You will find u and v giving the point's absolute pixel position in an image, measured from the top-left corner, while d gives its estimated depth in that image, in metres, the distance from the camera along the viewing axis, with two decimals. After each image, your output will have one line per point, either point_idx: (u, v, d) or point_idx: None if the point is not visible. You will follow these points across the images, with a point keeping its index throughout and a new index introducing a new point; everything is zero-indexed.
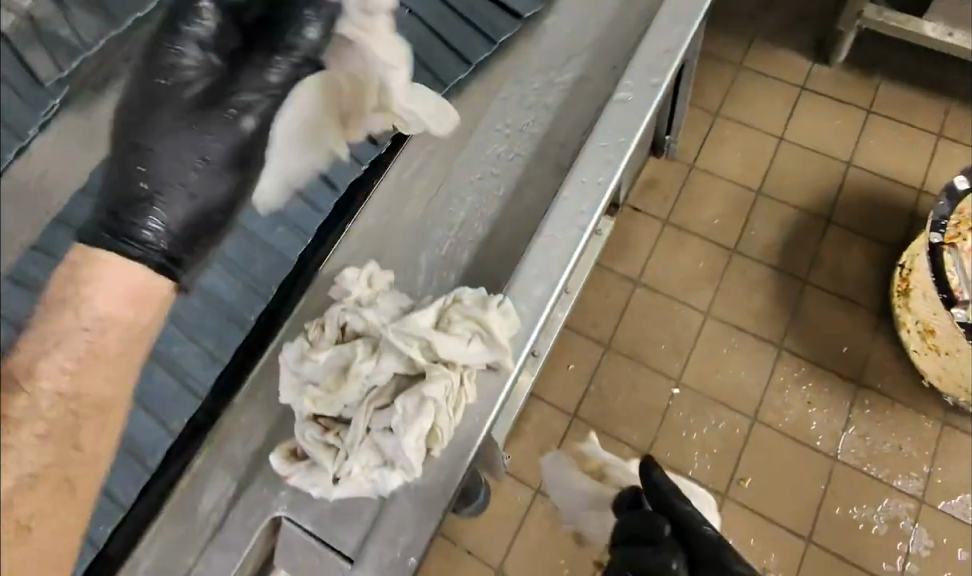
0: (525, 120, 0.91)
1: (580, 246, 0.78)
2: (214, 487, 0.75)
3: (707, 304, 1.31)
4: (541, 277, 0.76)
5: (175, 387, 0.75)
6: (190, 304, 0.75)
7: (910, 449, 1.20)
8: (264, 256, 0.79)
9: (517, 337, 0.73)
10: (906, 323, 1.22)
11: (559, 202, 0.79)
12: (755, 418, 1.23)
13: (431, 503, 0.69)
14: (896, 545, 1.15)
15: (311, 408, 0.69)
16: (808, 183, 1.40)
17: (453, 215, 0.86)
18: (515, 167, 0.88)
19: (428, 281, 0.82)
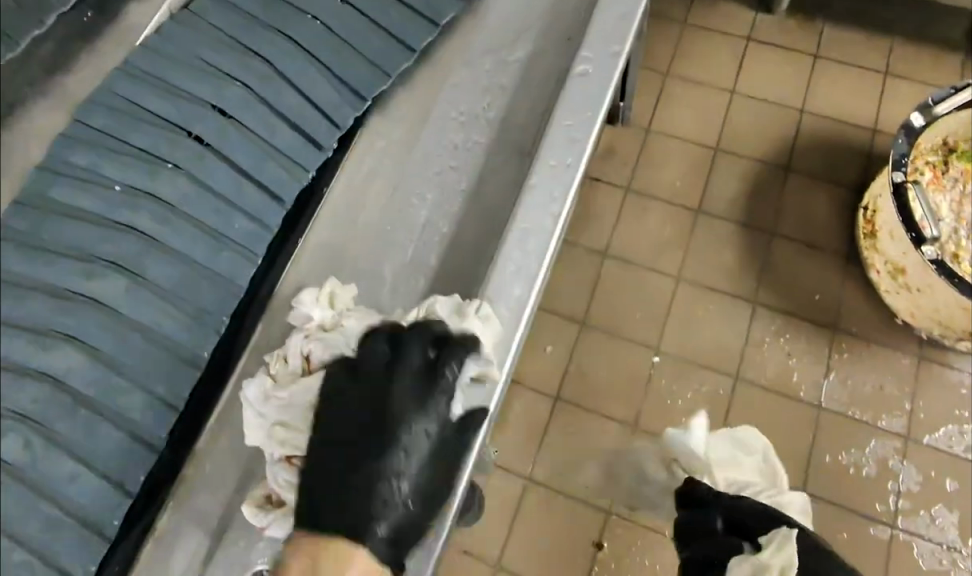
0: (481, 105, 0.88)
1: (555, 233, 0.75)
2: (185, 546, 0.71)
3: (678, 268, 1.31)
4: (519, 273, 0.74)
5: (124, 441, 0.66)
6: (128, 344, 0.66)
7: (891, 388, 1.22)
8: (211, 287, 0.70)
9: (499, 341, 0.71)
10: (875, 265, 1.23)
11: (529, 190, 0.77)
12: (738, 377, 1.23)
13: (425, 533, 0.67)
14: (888, 486, 1.16)
15: (285, 450, 0.68)
16: (764, 135, 1.39)
17: (414, 216, 0.83)
18: (478, 152, 0.86)
19: (395, 291, 0.80)
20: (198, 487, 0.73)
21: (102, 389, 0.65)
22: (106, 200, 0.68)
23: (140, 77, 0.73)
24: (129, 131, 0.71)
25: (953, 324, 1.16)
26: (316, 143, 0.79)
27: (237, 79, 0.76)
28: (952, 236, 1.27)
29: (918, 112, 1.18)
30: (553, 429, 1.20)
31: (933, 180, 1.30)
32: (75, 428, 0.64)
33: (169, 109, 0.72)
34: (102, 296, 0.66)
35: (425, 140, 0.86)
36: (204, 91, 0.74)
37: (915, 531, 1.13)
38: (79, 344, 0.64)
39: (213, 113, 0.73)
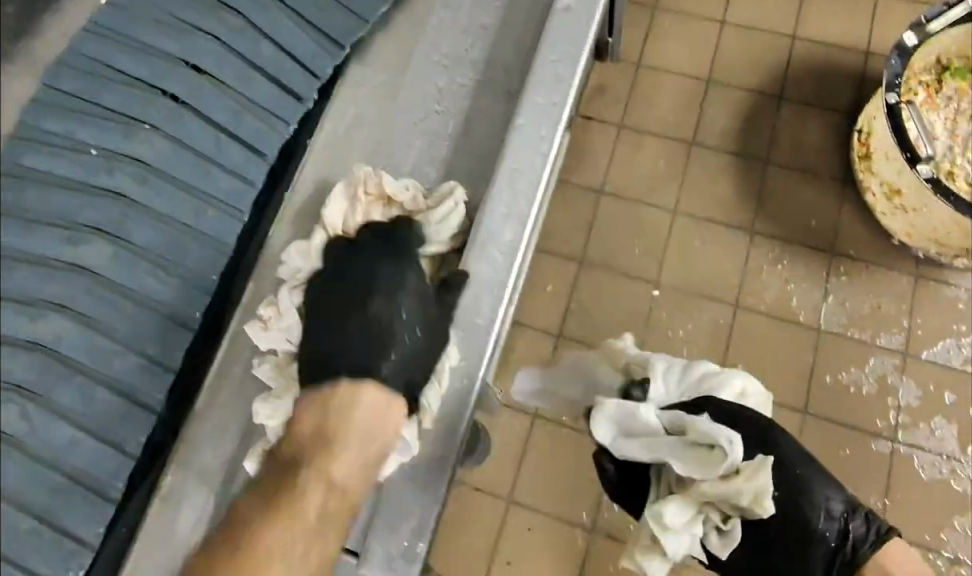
0: (464, 47, 0.89)
1: (546, 174, 0.79)
2: (190, 508, 0.77)
3: (674, 202, 1.32)
4: (510, 215, 0.78)
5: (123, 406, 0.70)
6: (116, 308, 0.70)
7: (889, 307, 1.24)
8: (197, 248, 0.74)
9: (494, 286, 0.77)
10: (870, 187, 1.24)
11: (517, 130, 0.80)
12: (738, 306, 1.25)
13: (431, 482, 0.73)
14: (888, 401, 1.19)
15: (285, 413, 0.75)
16: (755, 63, 1.39)
17: (403, 162, 0.85)
18: (464, 95, 0.87)
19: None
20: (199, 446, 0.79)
21: (96, 356, 0.69)
22: (83, 163, 0.70)
23: (105, 34, 0.74)
24: (99, 92, 0.72)
25: (948, 241, 1.18)
26: (295, 95, 0.81)
27: (208, 33, 0.77)
28: (947, 154, 1.27)
29: (912, 31, 1.17)
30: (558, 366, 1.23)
31: (927, 101, 1.30)
32: (68, 393, 0.67)
33: (138, 66, 0.74)
34: (89, 261, 0.69)
35: (406, 86, 0.87)
36: (175, 48, 0.75)
37: (916, 443, 1.17)
38: (66, 311, 0.68)
39: (185, 68, 0.75)
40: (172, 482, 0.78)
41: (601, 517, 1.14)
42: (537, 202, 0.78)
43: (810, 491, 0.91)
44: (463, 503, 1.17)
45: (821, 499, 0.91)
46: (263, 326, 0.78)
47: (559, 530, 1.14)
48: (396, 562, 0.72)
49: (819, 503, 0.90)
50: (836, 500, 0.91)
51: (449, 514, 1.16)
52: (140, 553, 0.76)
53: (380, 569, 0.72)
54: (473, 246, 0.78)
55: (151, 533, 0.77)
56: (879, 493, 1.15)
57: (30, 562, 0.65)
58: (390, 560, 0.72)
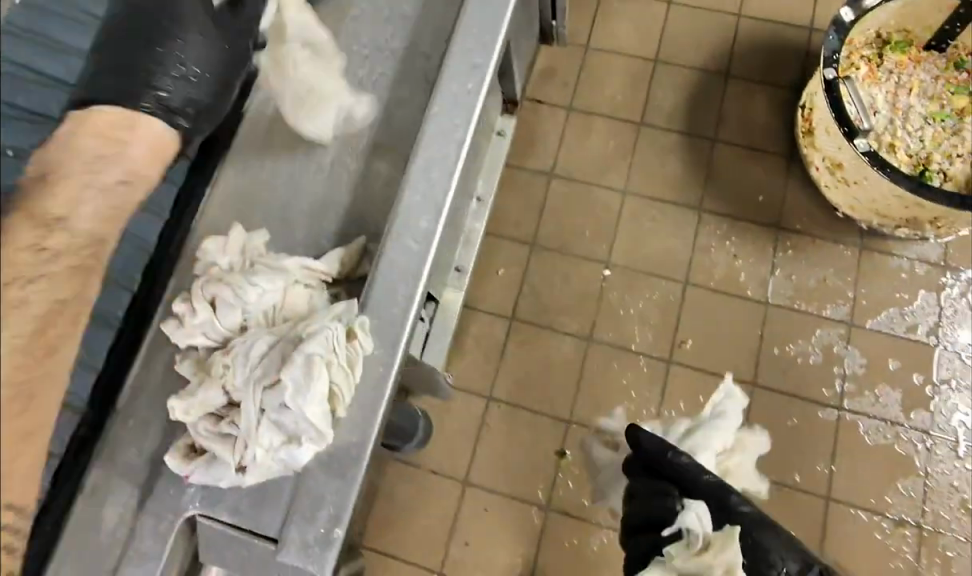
0: (385, 36, 0.90)
1: (462, 161, 0.80)
2: (114, 500, 0.75)
3: (623, 182, 1.33)
4: (426, 203, 0.79)
5: None
6: None
7: (835, 279, 1.26)
8: None
9: (409, 275, 0.77)
10: (814, 162, 1.26)
11: (432, 119, 0.81)
12: (687, 282, 1.27)
13: (345, 469, 0.72)
14: (833, 371, 1.22)
15: (198, 405, 0.72)
16: (701, 42, 1.40)
17: (321, 156, 0.86)
18: (383, 85, 0.89)
19: (305, 230, 0.83)
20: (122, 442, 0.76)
21: None
22: None
23: (17, 35, 0.71)
24: (12, 95, 0.69)
25: (889, 213, 1.20)
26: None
27: (121, 31, 0.74)
28: (888, 127, 1.29)
29: (847, 7, 1.19)
30: (512, 348, 1.25)
31: (868, 75, 1.31)
32: None
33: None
34: None
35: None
36: (89, 48, 0.73)
37: (860, 410, 1.20)
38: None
39: (100, 68, 0.73)
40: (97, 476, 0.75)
41: (556, 494, 1.17)
42: (451, 188, 0.79)
43: (761, 554, 0.92)
44: (422, 486, 1.19)
45: (770, 559, 0.92)
46: (178, 324, 0.76)
47: (515, 509, 1.17)
48: (312, 548, 0.70)
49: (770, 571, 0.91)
50: (791, 563, 0.91)
51: (407, 498, 1.18)
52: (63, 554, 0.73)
53: (296, 553, 0.70)
54: (389, 233, 0.78)
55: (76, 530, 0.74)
56: (825, 461, 1.18)
57: None
58: (309, 545, 0.70)
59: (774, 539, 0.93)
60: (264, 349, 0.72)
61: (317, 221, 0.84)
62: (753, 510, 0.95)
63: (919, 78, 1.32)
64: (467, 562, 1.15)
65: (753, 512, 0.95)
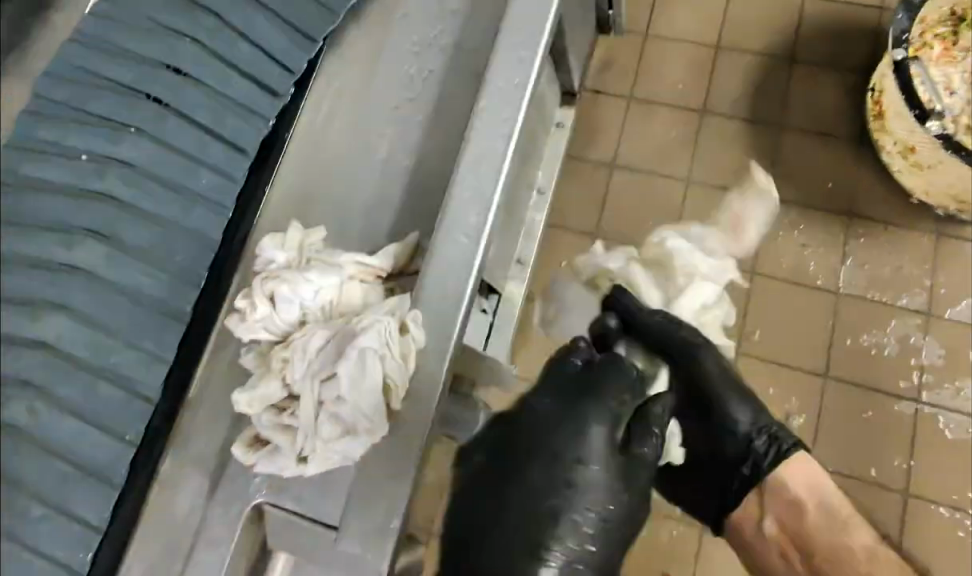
0: (432, 34, 0.88)
1: (508, 155, 0.78)
2: (188, 488, 0.76)
3: (686, 172, 1.31)
4: (475, 199, 0.76)
5: (122, 396, 0.69)
6: (110, 304, 0.68)
7: (910, 267, 1.22)
8: (185, 242, 0.72)
9: (461, 271, 0.75)
10: (885, 146, 1.21)
11: (479, 114, 0.79)
12: (753, 272, 1.24)
13: (401, 459, 0.71)
14: (911, 363, 1.17)
15: (259, 396, 0.71)
16: (765, 27, 1.36)
17: (375, 152, 0.85)
18: (434, 82, 0.87)
19: (362, 228, 0.83)
20: (192, 435, 0.77)
21: (94, 349, 0.67)
22: (75, 169, 0.67)
23: (91, 44, 0.71)
24: (85, 100, 0.69)
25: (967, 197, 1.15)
26: (272, 91, 0.79)
27: (185, 35, 0.74)
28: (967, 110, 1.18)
29: None
30: None
31: (943, 54, 1.21)
32: (71, 388, 0.65)
33: (122, 72, 0.71)
34: (85, 261, 0.66)
35: (380, 72, 0.87)
36: (155, 53, 0.73)
37: (940, 403, 1.15)
38: (70, 312, 0.66)
39: (167, 72, 0.73)
40: (170, 467, 0.76)
41: None
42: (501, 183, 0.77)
43: (716, 407, 1.01)
44: None
45: (727, 407, 1.00)
46: (241, 319, 0.74)
47: None
48: (370, 537, 0.70)
49: (722, 415, 1.00)
50: (744, 414, 1.00)
51: None
52: (140, 540, 0.74)
53: (357, 540, 0.70)
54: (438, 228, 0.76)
55: (154, 517, 0.75)
56: (903, 455, 1.14)
57: (49, 549, 0.65)
58: (369, 535, 0.70)
59: (733, 397, 1.00)
60: (320, 342, 0.71)
61: (369, 223, 0.83)
62: (719, 373, 1.01)
63: None
64: None
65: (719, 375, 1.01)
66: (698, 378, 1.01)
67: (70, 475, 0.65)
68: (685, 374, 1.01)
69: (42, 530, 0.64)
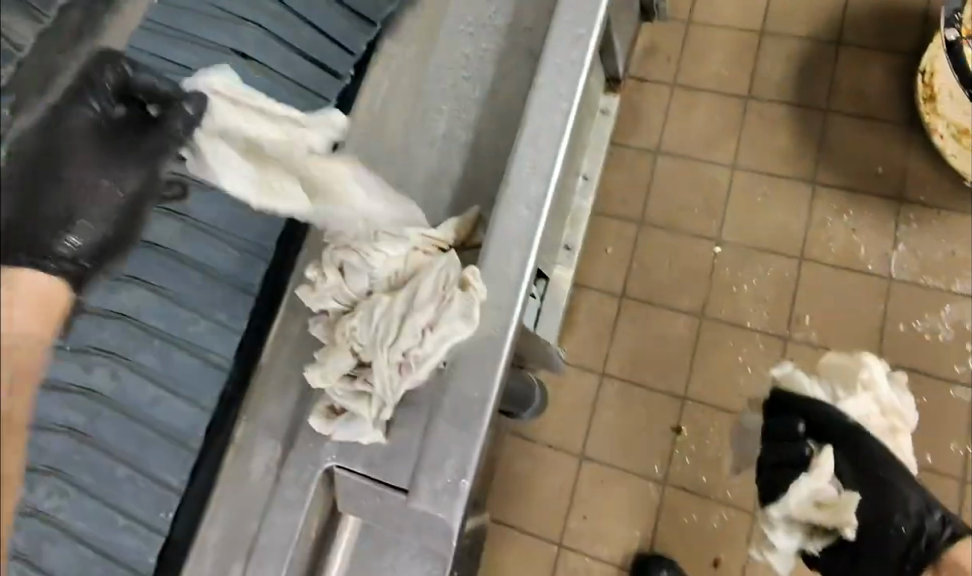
0: (488, 12, 0.88)
1: (567, 130, 0.78)
2: (262, 452, 0.74)
3: (733, 158, 1.30)
4: (534, 171, 0.77)
5: (199, 365, 0.71)
6: (184, 277, 0.71)
7: (964, 252, 1.19)
8: (252, 216, 0.74)
9: (523, 241, 0.75)
10: (937, 129, 1.19)
11: (537, 89, 0.79)
12: (802, 258, 1.23)
13: (470, 420, 0.69)
14: (965, 348, 1.15)
15: (329, 369, 0.70)
16: (811, 10, 1.35)
17: (434, 130, 0.85)
18: (489, 60, 0.87)
19: (424, 205, 0.83)
20: (267, 397, 0.75)
21: (169, 321, 0.70)
22: None
23: (154, 28, 0.74)
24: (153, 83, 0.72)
25: None
26: (333, 72, 0.82)
27: (247, 20, 0.76)
28: None
29: None
30: (622, 324, 1.23)
31: None
32: (150, 357, 0.70)
33: (189, 56, 0.73)
34: (158, 237, 0.71)
35: (437, 52, 0.87)
36: (220, 36, 0.75)
37: None
38: (144, 283, 0.70)
39: (234, 56, 0.75)
40: (243, 433, 0.74)
41: (673, 471, 1.15)
42: (560, 157, 0.77)
43: (895, 496, 0.87)
44: (536, 460, 1.19)
45: (898, 489, 0.87)
46: (310, 290, 0.74)
47: (631, 484, 1.15)
48: (441, 497, 0.68)
49: (895, 499, 0.87)
50: (916, 495, 0.87)
51: (523, 473, 1.19)
52: (216, 504, 0.73)
53: (427, 501, 0.68)
54: (500, 201, 0.76)
55: (228, 483, 0.74)
56: (960, 441, 1.12)
57: (132, 509, 0.69)
58: (438, 496, 0.68)
59: (899, 475, 0.88)
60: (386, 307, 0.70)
61: (432, 197, 0.83)
62: (889, 458, 0.89)
63: None
64: (587, 536, 1.15)
65: (880, 453, 0.88)
66: (866, 465, 0.88)
67: (149, 439, 0.70)
68: (856, 464, 0.88)
69: (123, 490, 0.69)
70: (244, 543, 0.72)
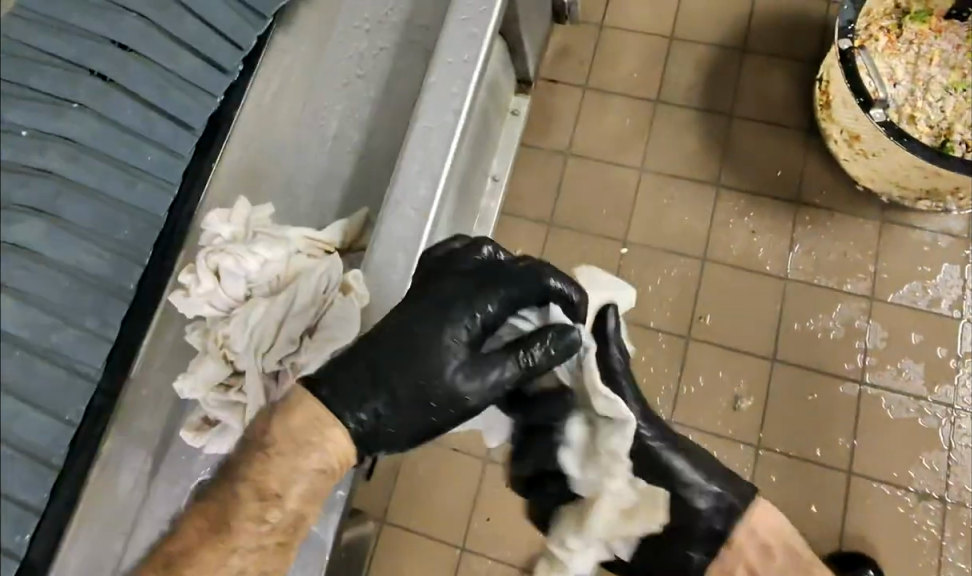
0: (384, 10, 0.88)
1: (458, 132, 0.78)
2: (130, 466, 0.75)
3: (640, 159, 1.33)
4: (423, 172, 0.77)
5: (65, 375, 0.67)
6: (53, 283, 0.66)
7: (853, 253, 1.25)
8: (130, 219, 0.71)
9: (406, 242, 0.75)
10: (832, 134, 1.24)
11: (429, 89, 0.79)
12: (705, 259, 1.26)
13: None
14: (855, 345, 1.21)
15: (202, 377, 0.71)
16: (717, 17, 1.38)
17: (325, 128, 0.85)
18: (385, 59, 0.86)
19: (312, 205, 0.83)
20: (137, 412, 0.76)
21: (35, 329, 0.65)
22: (10, 144, 0.65)
23: (36, 19, 0.70)
24: (26, 74, 0.67)
25: (909, 184, 1.18)
26: (219, 67, 0.79)
27: (133, 11, 0.73)
28: (908, 98, 1.22)
29: None
30: None
31: (889, 46, 1.24)
32: (10, 365, 0.64)
33: (63, 47, 0.70)
34: (21, 239, 0.64)
35: (331, 49, 0.87)
36: (99, 26, 0.71)
37: (883, 384, 1.19)
38: (7, 290, 0.64)
39: (114, 48, 0.71)
40: (113, 447, 0.75)
41: None
42: (450, 157, 0.77)
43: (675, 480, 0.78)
44: (441, 462, 1.20)
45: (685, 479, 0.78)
46: (185, 294, 0.72)
47: None
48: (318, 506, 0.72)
49: (685, 498, 0.77)
50: (706, 497, 0.77)
51: (428, 476, 1.19)
52: (81, 522, 0.73)
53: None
54: (385, 206, 0.76)
55: (95, 496, 0.74)
56: (847, 434, 1.17)
57: None
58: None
59: (661, 439, 0.80)
60: (264, 314, 0.71)
61: (321, 203, 0.83)
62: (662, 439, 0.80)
63: (940, 48, 1.23)
64: (490, 536, 1.16)
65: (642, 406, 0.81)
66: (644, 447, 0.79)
67: (9, 458, 0.64)
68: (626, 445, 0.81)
69: None
70: (109, 562, 0.72)
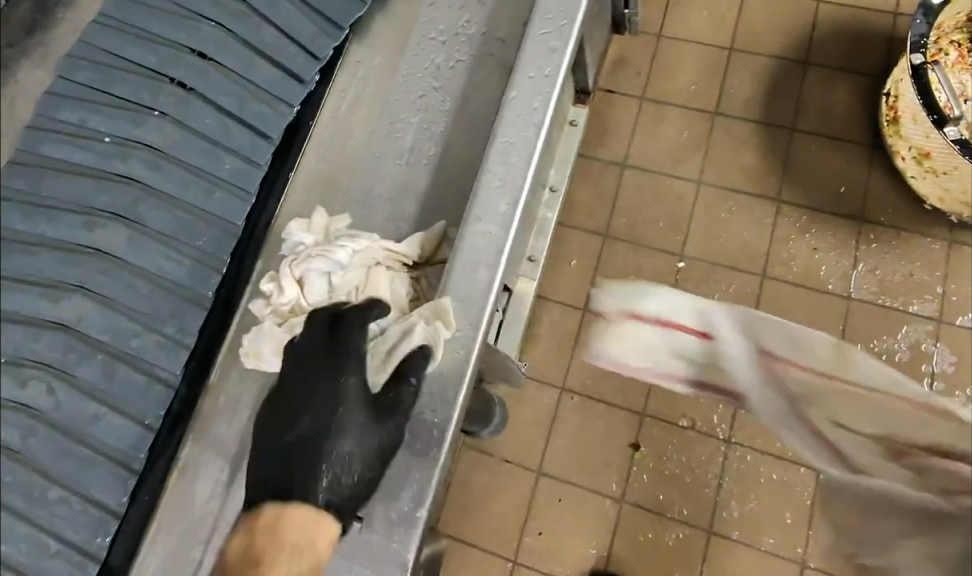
0: (460, 22, 0.86)
1: (539, 146, 0.76)
2: (207, 474, 0.76)
3: (698, 172, 1.30)
4: (503, 187, 0.75)
5: (142, 382, 0.69)
6: (134, 288, 0.68)
7: (922, 274, 1.21)
8: (209, 228, 0.72)
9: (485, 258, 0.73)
10: (900, 152, 1.19)
11: (510, 103, 0.77)
12: (765, 274, 1.24)
13: (429, 448, 0.69)
14: (921, 369, 1.17)
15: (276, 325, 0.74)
16: (782, 29, 1.35)
17: (401, 141, 0.84)
18: (461, 71, 0.85)
19: (389, 219, 0.82)
20: (215, 418, 0.77)
21: (115, 333, 0.67)
22: (98, 152, 0.68)
23: (114, 26, 0.72)
24: (109, 83, 0.70)
25: None
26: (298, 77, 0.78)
27: (209, 19, 0.73)
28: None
29: None
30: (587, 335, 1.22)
31: (959, 61, 1.19)
32: (92, 371, 0.66)
33: (147, 56, 0.71)
34: (105, 244, 0.67)
35: (406, 62, 0.86)
36: (179, 35, 0.72)
37: None
38: (92, 295, 0.66)
39: (192, 56, 0.72)
40: (190, 454, 0.76)
41: (631, 487, 1.14)
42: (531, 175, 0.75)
43: None
44: (491, 471, 1.18)
45: None
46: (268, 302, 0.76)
47: (590, 502, 1.14)
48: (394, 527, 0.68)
49: None
50: None
51: (480, 486, 1.18)
52: (160, 526, 0.75)
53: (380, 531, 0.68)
54: (468, 220, 0.74)
55: (173, 501, 0.76)
56: None
57: (65, 533, 0.66)
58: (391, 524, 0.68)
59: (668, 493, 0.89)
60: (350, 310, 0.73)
61: (396, 216, 0.82)
62: None
63: None
64: (539, 552, 1.14)
65: None
66: None
67: (85, 459, 0.67)
68: None
69: (58, 513, 0.65)
70: (187, 569, 0.73)
